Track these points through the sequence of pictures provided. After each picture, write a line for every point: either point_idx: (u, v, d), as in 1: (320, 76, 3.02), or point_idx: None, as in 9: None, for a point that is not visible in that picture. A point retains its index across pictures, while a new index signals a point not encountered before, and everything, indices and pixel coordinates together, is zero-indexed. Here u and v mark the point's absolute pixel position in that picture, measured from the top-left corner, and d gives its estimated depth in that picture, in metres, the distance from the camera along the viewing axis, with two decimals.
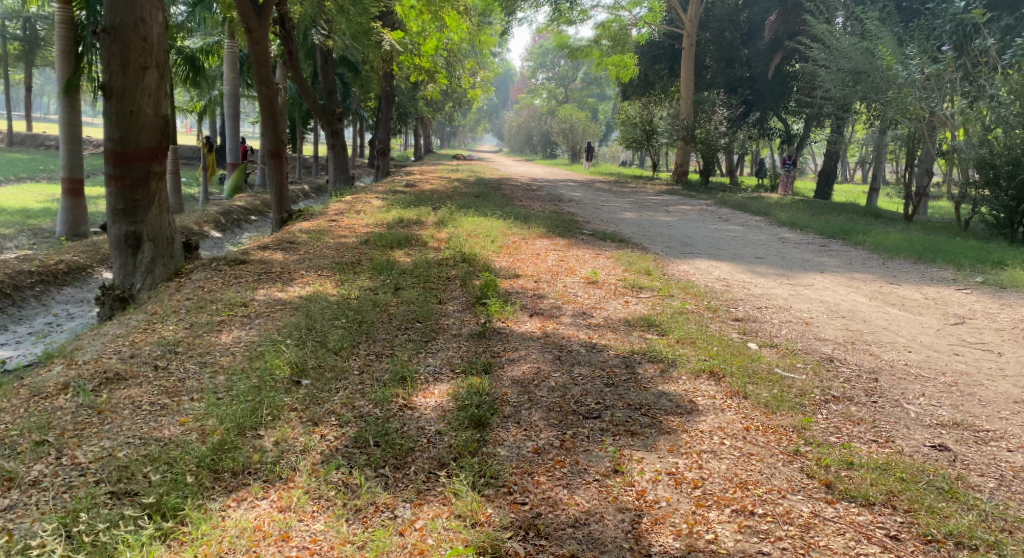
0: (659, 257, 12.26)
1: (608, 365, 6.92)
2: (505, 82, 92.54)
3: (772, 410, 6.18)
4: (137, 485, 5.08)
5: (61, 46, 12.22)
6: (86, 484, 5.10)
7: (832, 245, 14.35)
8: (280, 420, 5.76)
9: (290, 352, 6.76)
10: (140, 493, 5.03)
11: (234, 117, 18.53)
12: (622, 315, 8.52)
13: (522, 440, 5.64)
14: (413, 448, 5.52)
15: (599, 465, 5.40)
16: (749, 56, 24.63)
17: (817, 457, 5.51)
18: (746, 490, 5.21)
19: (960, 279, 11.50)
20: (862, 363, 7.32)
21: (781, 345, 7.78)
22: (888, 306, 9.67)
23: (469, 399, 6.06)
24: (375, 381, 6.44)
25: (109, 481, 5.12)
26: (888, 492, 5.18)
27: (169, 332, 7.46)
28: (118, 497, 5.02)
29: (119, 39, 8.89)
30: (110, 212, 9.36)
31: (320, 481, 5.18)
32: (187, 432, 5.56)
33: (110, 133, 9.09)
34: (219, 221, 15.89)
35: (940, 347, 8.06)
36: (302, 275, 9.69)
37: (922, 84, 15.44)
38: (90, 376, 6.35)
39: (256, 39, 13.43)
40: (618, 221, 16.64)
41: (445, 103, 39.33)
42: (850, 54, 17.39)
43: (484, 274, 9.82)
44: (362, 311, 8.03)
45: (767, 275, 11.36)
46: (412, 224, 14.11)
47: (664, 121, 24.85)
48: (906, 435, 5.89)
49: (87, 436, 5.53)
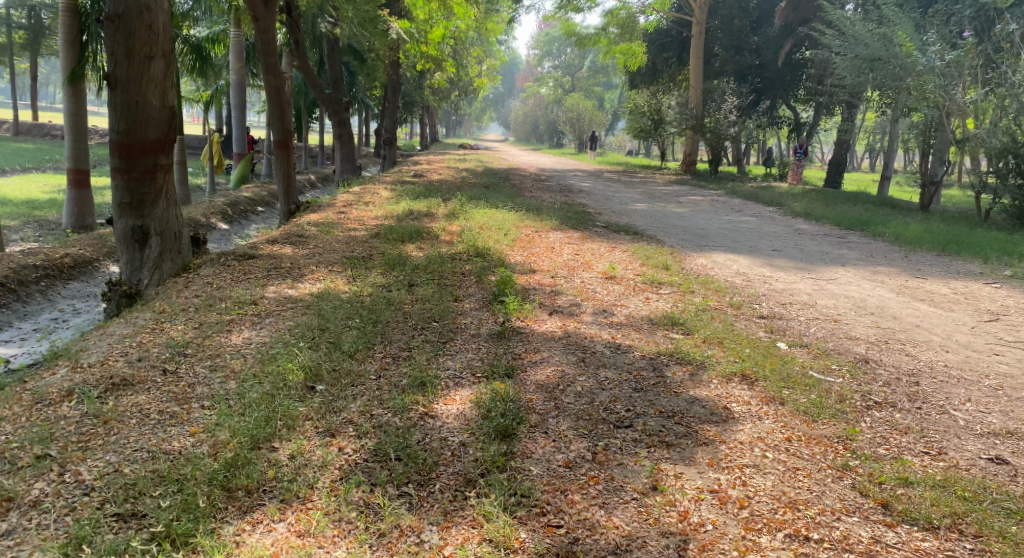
0: (676, 250, 11.90)
1: (635, 368, 6.58)
2: (510, 70, 91.49)
3: (813, 418, 5.86)
4: (144, 507, 4.78)
5: (64, 36, 11.81)
6: (91, 504, 4.80)
7: (851, 237, 13.98)
8: (296, 431, 5.45)
9: (304, 355, 6.44)
10: (149, 517, 4.73)
11: (239, 107, 18.31)
12: (644, 313, 8.19)
13: (552, 453, 5.34)
14: (437, 462, 5.22)
15: (636, 481, 5.09)
16: (759, 44, 24.23)
17: (868, 472, 5.22)
18: (797, 511, 4.91)
19: (987, 273, 11.12)
20: (899, 365, 6.97)
21: (812, 345, 7.44)
22: (916, 302, 9.29)
23: (493, 407, 5.75)
24: (393, 387, 6.12)
25: (114, 501, 4.81)
26: (950, 513, 4.89)
27: (177, 332, 7.15)
28: (125, 520, 4.73)
29: (124, 26, 8.55)
30: (116, 206, 9.06)
31: (341, 500, 4.88)
32: (198, 444, 5.27)
33: (115, 125, 8.76)
34: (226, 213, 15.59)
35: (978, 346, 7.71)
36: (313, 270, 9.36)
37: (941, 71, 14.93)
38: (95, 383, 6.01)
39: (263, 28, 13.20)
40: (631, 212, 16.28)
41: (450, 92, 38.90)
42: (868, 41, 16.64)
43: (499, 270, 9.49)
44: (376, 310, 7.71)
45: (788, 269, 11.00)
46: (422, 216, 13.74)
47: (673, 110, 24.23)
48: (959, 447, 5.62)
49: (92, 449, 5.23)
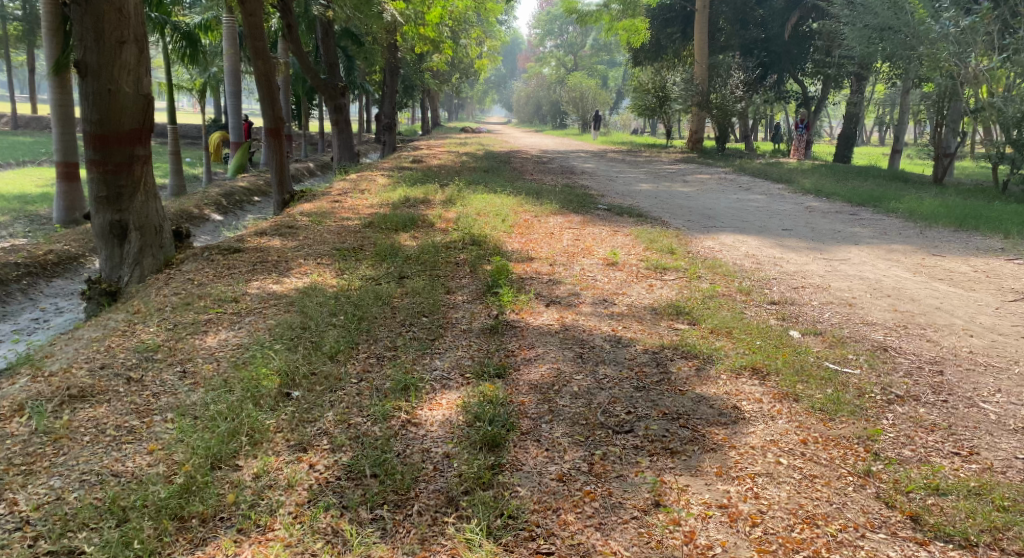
0: (682, 233, 11.37)
1: (637, 364, 6.09)
2: (512, 51, 90.63)
3: (829, 417, 5.38)
4: (81, 543, 4.39)
5: (47, 25, 11.17)
6: (21, 542, 4.41)
7: (863, 214, 13.40)
8: (262, 447, 5.03)
9: (280, 358, 5.98)
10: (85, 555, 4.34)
11: (234, 94, 17.59)
12: (647, 302, 7.69)
13: (544, 464, 4.91)
14: (417, 479, 4.79)
15: (636, 497, 4.66)
16: (765, 16, 23.38)
17: (894, 480, 4.79)
18: (816, 527, 4.48)
19: (1008, 248, 10.54)
20: (921, 353, 6.44)
21: (827, 332, 6.91)
22: (935, 282, 8.75)
23: (481, 413, 5.28)
24: (374, 392, 5.64)
25: (49, 537, 4.43)
26: (988, 527, 4.46)
27: (148, 335, 6.68)
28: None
29: (92, 10, 7.98)
30: (93, 201, 8.60)
31: (306, 528, 4.47)
32: (154, 464, 4.88)
33: (87, 115, 8.26)
34: (219, 204, 15.11)
35: (1003, 329, 7.18)
36: (300, 264, 8.86)
37: (956, 39, 14.24)
38: (50, 395, 5.55)
39: (250, 11, 12.58)
40: (634, 193, 15.70)
41: (450, 74, 38.27)
42: (877, 9, 15.89)
43: (495, 259, 8.99)
44: (362, 306, 7.20)
45: (799, 249, 10.45)
46: (419, 204, 13.23)
47: (677, 86, 23.45)
48: (993, 446, 5.15)
49: (34, 473, 4.84)
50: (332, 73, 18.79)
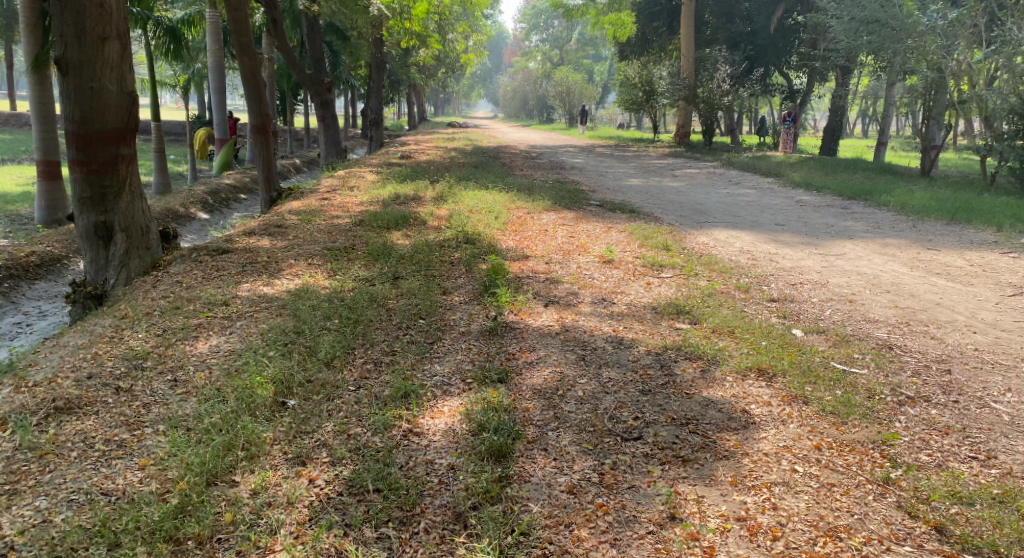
0: (676, 228, 11.21)
1: (641, 367, 5.93)
2: (499, 44, 90.14)
3: (842, 420, 5.25)
4: None
5: (26, 20, 10.83)
6: None
7: (854, 207, 13.29)
8: (259, 461, 4.85)
9: (274, 366, 5.77)
10: None
11: (219, 90, 17.26)
12: (646, 300, 7.54)
13: (553, 475, 4.75)
14: (422, 494, 4.62)
15: (651, 510, 4.52)
16: (750, 10, 23.18)
17: (915, 488, 4.66)
18: (838, 541, 4.35)
19: (1002, 241, 10.45)
20: (926, 352, 6.31)
21: (829, 330, 6.77)
22: (933, 277, 8.63)
23: (486, 421, 5.12)
24: (373, 400, 5.45)
25: None
26: (1018, 538, 4.33)
27: (137, 341, 6.44)
28: None
29: (73, 6, 7.74)
30: (76, 201, 8.32)
31: (308, 549, 4.29)
32: (146, 480, 4.69)
33: (69, 113, 7.98)
34: (206, 202, 14.83)
35: (1005, 324, 7.07)
36: (291, 265, 8.63)
37: (943, 31, 14.11)
38: (34, 408, 5.33)
39: (235, 6, 12.28)
40: (625, 188, 15.52)
41: (436, 68, 37.91)
42: (864, 2, 15.75)
43: (490, 258, 8.82)
44: (357, 309, 7.00)
45: (795, 244, 10.31)
46: (409, 201, 13.01)
47: (664, 80, 23.34)
48: (1011, 449, 5.03)
49: (19, 493, 4.63)
50: (317, 68, 18.48)
